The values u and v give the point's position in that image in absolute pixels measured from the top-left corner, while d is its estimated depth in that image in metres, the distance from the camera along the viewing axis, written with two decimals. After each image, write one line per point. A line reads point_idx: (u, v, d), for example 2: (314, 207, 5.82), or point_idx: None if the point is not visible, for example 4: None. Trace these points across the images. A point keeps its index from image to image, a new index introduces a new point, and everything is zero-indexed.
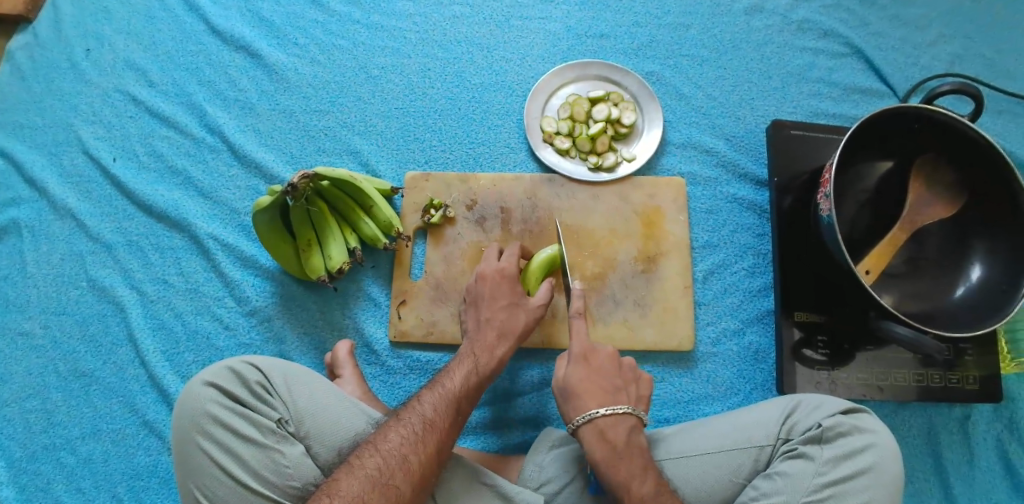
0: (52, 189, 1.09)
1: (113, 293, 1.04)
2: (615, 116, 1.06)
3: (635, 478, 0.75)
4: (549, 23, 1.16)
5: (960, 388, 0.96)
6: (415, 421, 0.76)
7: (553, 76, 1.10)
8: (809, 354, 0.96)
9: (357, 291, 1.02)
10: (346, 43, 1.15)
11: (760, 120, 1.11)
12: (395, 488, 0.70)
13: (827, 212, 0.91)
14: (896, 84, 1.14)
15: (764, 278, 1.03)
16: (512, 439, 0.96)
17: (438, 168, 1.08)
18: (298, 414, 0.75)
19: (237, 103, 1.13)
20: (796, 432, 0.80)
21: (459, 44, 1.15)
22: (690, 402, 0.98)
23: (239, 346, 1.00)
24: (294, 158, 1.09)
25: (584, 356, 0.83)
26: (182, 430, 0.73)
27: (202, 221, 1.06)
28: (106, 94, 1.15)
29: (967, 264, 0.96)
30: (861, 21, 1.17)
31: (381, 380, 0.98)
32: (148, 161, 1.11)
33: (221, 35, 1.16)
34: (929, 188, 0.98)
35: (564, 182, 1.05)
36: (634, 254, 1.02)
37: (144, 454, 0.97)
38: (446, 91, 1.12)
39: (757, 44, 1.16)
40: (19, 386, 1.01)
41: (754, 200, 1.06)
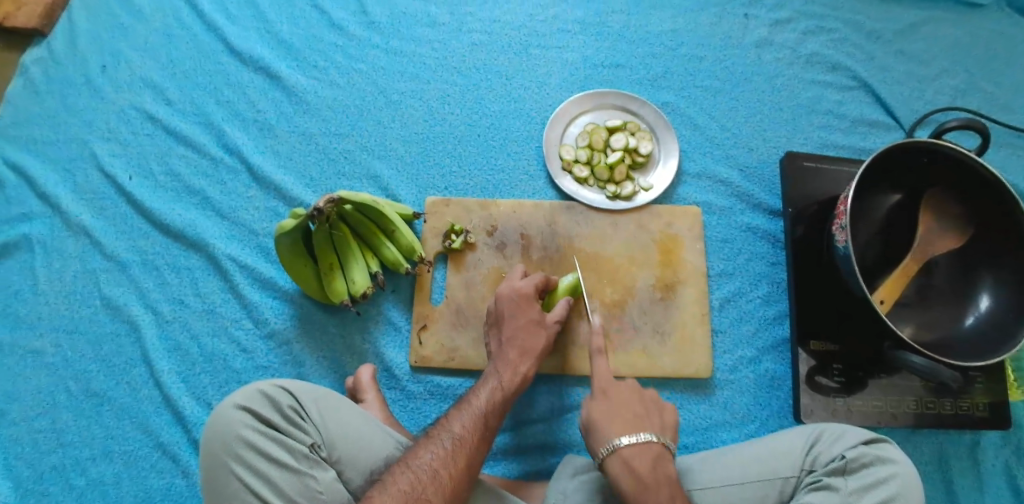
0: (67, 205, 1.08)
1: (128, 312, 1.03)
2: (633, 145, 1.08)
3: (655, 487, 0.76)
4: (566, 53, 1.18)
5: (971, 415, 0.98)
6: (445, 437, 0.77)
7: (571, 105, 1.12)
8: (824, 382, 0.98)
9: (377, 315, 1.02)
10: (366, 67, 1.16)
11: (772, 151, 1.14)
12: (429, 503, 0.71)
13: (844, 244, 0.93)
14: (902, 117, 1.17)
15: (779, 306, 1.05)
16: (531, 465, 0.96)
17: (458, 193, 1.09)
18: (330, 439, 0.76)
19: (256, 124, 1.13)
20: (819, 463, 0.82)
21: (478, 71, 1.17)
22: (708, 428, 0.99)
23: (257, 369, 1.00)
24: (314, 180, 1.10)
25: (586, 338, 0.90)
26: (214, 455, 0.73)
27: (219, 241, 1.06)
28: (122, 111, 1.15)
29: (975, 295, 0.98)
30: (867, 56, 1.21)
31: (401, 405, 0.98)
32: (165, 180, 1.11)
33: (240, 56, 1.17)
34: (937, 222, 1.01)
35: (583, 209, 1.06)
36: (652, 281, 1.03)
37: (157, 477, 0.96)
38: (465, 117, 1.14)
39: (768, 77, 1.19)
40: (28, 406, 0.99)
41: (768, 229, 1.08)
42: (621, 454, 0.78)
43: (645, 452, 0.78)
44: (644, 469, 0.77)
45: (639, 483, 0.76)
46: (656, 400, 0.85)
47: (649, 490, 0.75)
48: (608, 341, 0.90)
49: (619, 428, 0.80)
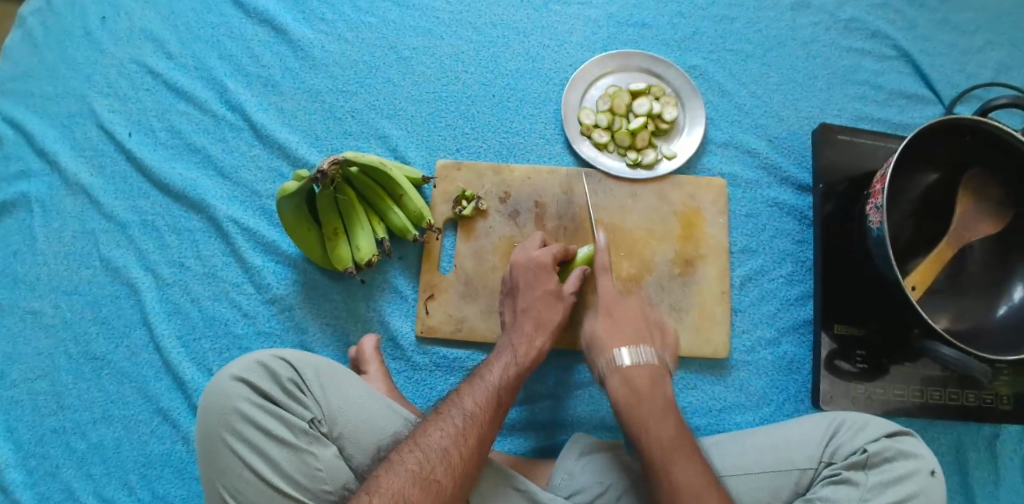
0: (65, 162, 1.03)
1: (127, 274, 0.99)
2: (657, 111, 1.01)
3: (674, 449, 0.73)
4: (589, 10, 1.11)
5: (992, 408, 0.93)
6: (455, 415, 0.74)
7: (592, 66, 1.05)
8: (845, 366, 0.94)
9: (383, 283, 0.98)
10: (376, 21, 1.09)
11: (804, 122, 1.07)
12: (437, 483, 0.68)
13: (879, 225, 0.87)
14: (943, 90, 1.10)
15: (803, 286, 1.00)
16: (539, 442, 0.93)
17: (470, 157, 1.03)
18: (331, 413, 0.73)
19: (260, 80, 1.07)
20: (839, 456, 0.80)
21: (495, 27, 1.09)
22: (722, 410, 0.96)
23: (258, 335, 0.97)
24: (319, 140, 1.04)
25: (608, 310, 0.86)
26: (210, 429, 0.70)
27: (221, 202, 1.01)
28: (121, 65, 1.08)
29: (1010, 283, 0.93)
30: (909, 23, 1.13)
31: (406, 376, 0.95)
32: (166, 137, 1.05)
33: (244, 7, 1.10)
34: (977, 205, 0.95)
35: (601, 178, 1.01)
36: (671, 256, 0.98)
37: (157, 443, 0.94)
38: (480, 76, 1.07)
39: (803, 42, 1.11)
40: (28, 367, 0.96)
41: (795, 205, 1.03)
42: (642, 418, 0.76)
43: (664, 419, 0.76)
44: (665, 433, 0.75)
45: (660, 446, 0.74)
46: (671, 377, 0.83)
47: (672, 450, 0.73)
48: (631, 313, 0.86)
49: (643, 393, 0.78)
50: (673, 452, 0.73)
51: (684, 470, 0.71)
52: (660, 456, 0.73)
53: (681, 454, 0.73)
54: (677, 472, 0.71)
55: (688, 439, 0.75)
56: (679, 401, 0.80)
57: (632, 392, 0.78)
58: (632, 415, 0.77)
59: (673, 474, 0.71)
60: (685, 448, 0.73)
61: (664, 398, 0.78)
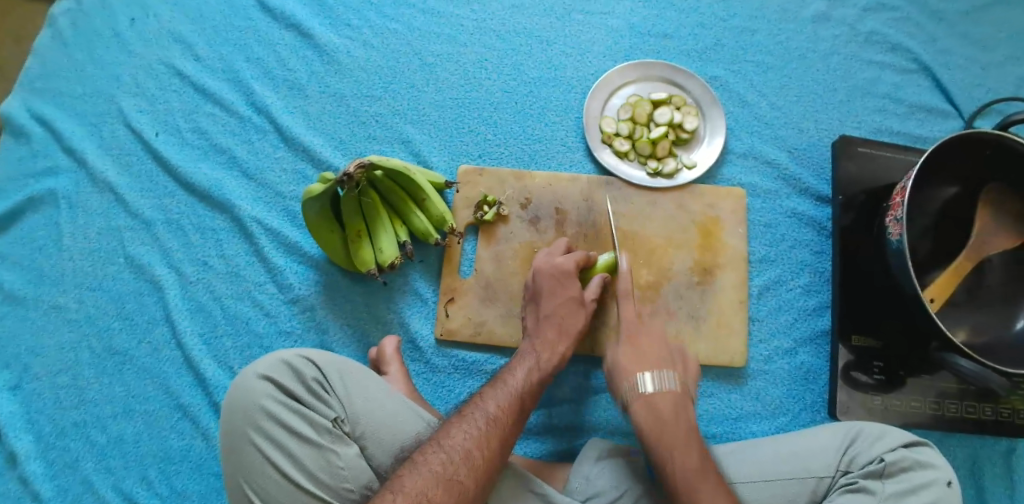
0: (92, 160, 1.05)
1: (151, 272, 1.00)
2: (678, 120, 1.02)
3: (658, 371, 0.83)
4: (611, 19, 1.12)
5: (1013, 422, 0.93)
6: (478, 417, 0.75)
7: (614, 75, 1.06)
8: (862, 378, 0.94)
9: (404, 285, 0.99)
10: (401, 27, 1.10)
11: (824, 134, 1.08)
12: (460, 484, 0.70)
13: (899, 237, 0.87)
14: (962, 105, 1.11)
15: (820, 297, 1.01)
16: (556, 447, 0.94)
17: (491, 163, 1.04)
18: (355, 414, 0.74)
19: (285, 83, 1.08)
20: (856, 464, 0.81)
21: (518, 35, 1.11)
22: (738, 419, 0.96)
23: (279, 334, 0.98)
24: (343, 143, 1.05)
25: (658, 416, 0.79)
26: (235, 426, 0.72)
27: (245, 203, 1.02)
28: (149, 65, 1.10)
29: None
30: (930, 37, 1.14)
31: (424, 378, 0.96)
32: (191, 138, 1.06)
33: (271, 11, 1.12)
34: (995, 220, 0.97)
35: (621, 186, 1.01)
36: (690, 265, 0.99)
37: (177, 439, 0.95)
38: (502, 83, 1.08)
39: (823, 55, 1.12)
40: (51, 360, 0.98)
41: (815, 216, 1.03)
42: (631, 331, 0.88)
43: (653, 336, 0.88)
44: (649, 347, 0.87)
45: (638, 349, 0.86)
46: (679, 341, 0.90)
47: (650, 358, 0.85)
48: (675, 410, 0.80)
49: (639, 331, 0.88)
50: (652, 360, 0.85)
51: (662, 378, 0.83)
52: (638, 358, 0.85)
53: (655, 361, 0.85)
54: (654, 379, 0.83)
55: (672, 358, 0.87)
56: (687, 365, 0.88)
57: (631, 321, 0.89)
58: (628, 330, 0.88)
59: (648, 382, 0.83)
60: (662, 360, 0.85)
61: (655, 328, 0.88)
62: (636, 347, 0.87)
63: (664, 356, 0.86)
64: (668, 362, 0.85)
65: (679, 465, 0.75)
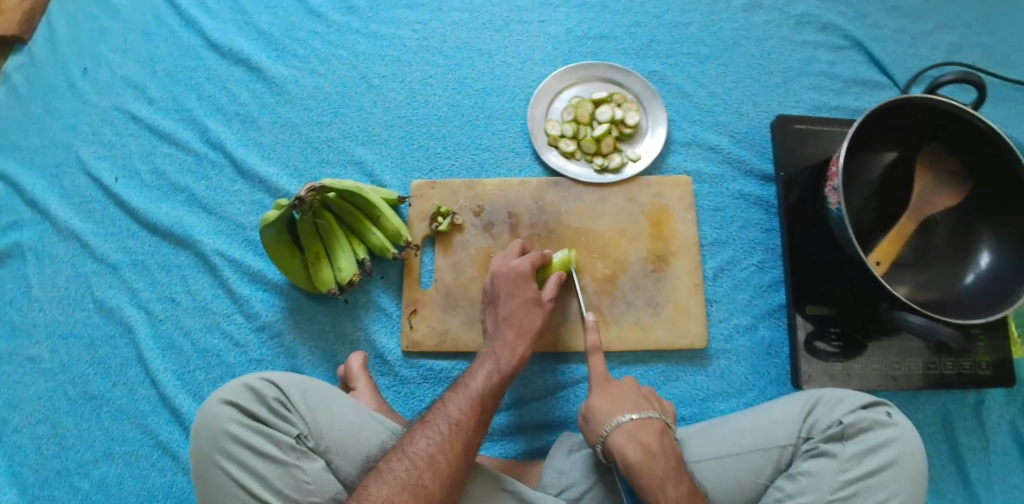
0: (55, 210, 1.07)
1: (121, 314, 1.02)
2: (619, 117, 1.05)
3: (671, 479, 0.74)
4: (548, 26, 1.15)
5: (973, 374, 0.96)
6: (440, 422, 0.77)
7: (554, 79, 1.09)
8: (822, 346, 0.96)
9: (367, 302, 1.01)
10: (346, 53, 1.14)
11: (763, 116, 1.11)
12: (426, 488, 0.71)
13: (837, 206, 0.90)
14: (896, 74, 1.14)
15: (774, 273, 1.03)
16: (530, 445, 0.96)
17: (443, 175, 1.07)
18: (317, 428, 0.76)
19: (238, 117, 1.11)
20: (817, 430, 0.82)
21: (459, 50, 1.14)
22: (706, 399, 0.98)
23: (250, 362, 1.00)
24: (297, 170, 1.08)
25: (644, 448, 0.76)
26: (201, 449, 0.73)
27: (207, 237, 1.04)
28: (104, 112, 1.13)
29: (975, 252, 0.96)
30: (859, 14, 1.18)
31: (395, 390, 0.98)
32: (150, 179, 1.09)
33: (218, 48, 1.15)
34: (933, 181, 0.99)
35: (570, 185, 1.04)
36: (644, 254, 1.01)
37: (158, 475, 0.96)
38: (448, 97, 1.12)
39: (757, 40, 1.16)
40: (29, 411, 0.99)
41: (761, 195, 1.06)
42: (626, 428, 0.78)
43: (650, 427, 0.79)
44: (651, 442, 0.77)
45: (646, 453, 0.76)
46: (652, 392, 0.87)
47: (659, 459, 0.75)
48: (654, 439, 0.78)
49: (625, 407, 0.81)
50: (660, 462, 0.75)
51: (676, 487, 0.73)
52: (647, 464, 0.75)
53: (667, 464, 0.75)
54: (671, 493, 0.73)
55: (671, 449, 0.78)
56: (662, 404, 0.86)
57: (613, 407, 0.81)
58: (619, 427, 0.79)
59: (669, 496, 0.73)
60: (671, 459, 0.76)
61: (645, 412, 0.81)
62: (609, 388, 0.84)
63: (638, 395, 0.84)
64: (675, 461, 0.76)
65: (673, 499, 0.72)
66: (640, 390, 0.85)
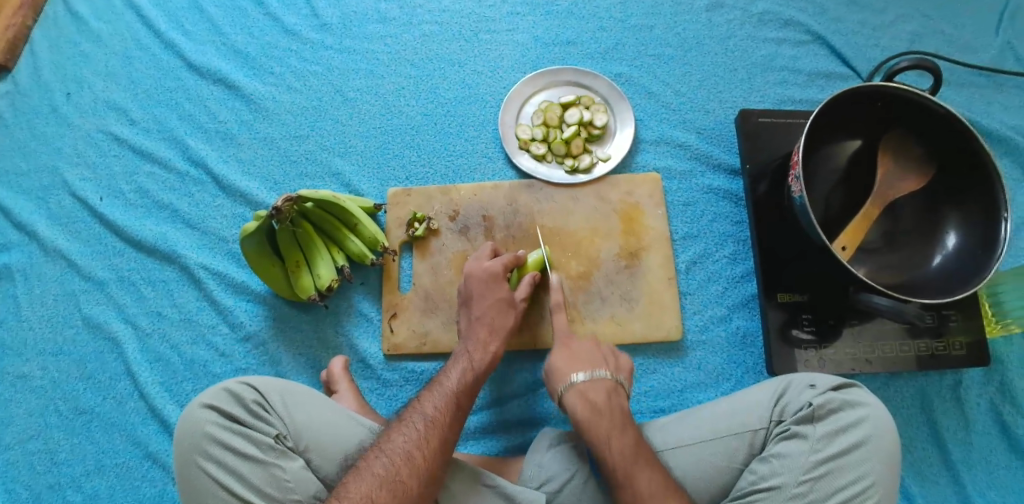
0: (43, 232, 1.10)
1: (108, 329, 1.05)
2: (587, 118, 1.08)
3: (615, 432, 0.79)
4: (517, 35, 1.19)
5: (948, 355, 0.98)
6: (417, 420, 0.79)
7: (523, 85, 1.13)
8: (795, 333, 0.98)
9: (348, 308, 1.04)
10: (321, 69, 1.17)
11: (729, 112, 1.14)
12: (404, 484, 0.73)
13: (800, 194, 0.92)
14: (858, 66, 1.17)
15: (746, 264, 1.05)
16: (512, 442, 0.97)
17: (419, 182, 1.10)
18: (296, 428, 0.78)
19: (218, 134, 1.15)
20: (788, 413, 0.84)
21: (431, 61, 1.18)
22: (684, 390, 1.00)
23: (236, 371, 1.02)
24: (277, 184, 1.11)
25: (593, 405, 0.81)
26: (183, 454, 0.75)
27: (191, 251, 1.07)
28: (89, 135, 1.16)
29: (942, 233, 0.98)
30: (819, 9, 1.21)
31: (378, 394, 0.99)
32: (135, 198, 1.12)
33: (197, 69, 1.18)
34: (897, 163, 0.99)
35: (543, 186, 1.07)
36: (617, 250, 1.04)
37: (149, 487, 0.98)
38: (421, 107, 1.15)
39: (720, 39, 1.19)
40: (21, 429, 1.01)
41: (729, 189, 1.09)
42: (577, 388, 0.83)
43: (600, 386, 0.83)
44: (599, 400, 0.82)
45: (593, 410, 0.81)
46: (611, 346, 0.91)
47: (605, 415, 0.80)
48: (602, 397, 0.82)
49: (579, 366, 0.86)
50: (606, 417, 0.80)
51: (620, 438, 0.78)
52: (593, 420, 0.80)
53: (612, 419, 0.80)
54: (616, 444, 0.78)
55: (619, 406, 0.82)
56: (619, 360, 0.89)
57: (568, 367, 0.86)
58: (572, 386, 0.84)
59: (612, 447, 0.77)
60: (617, 415, 0.80)
61: (597, 371, 0.85)
62: (570, 350, 0.89)
63: (596, 355, 0.88)
64: (621, 416, 0.81)
65: (616, 450, 0.77)
66: (597, 349, 0.89)
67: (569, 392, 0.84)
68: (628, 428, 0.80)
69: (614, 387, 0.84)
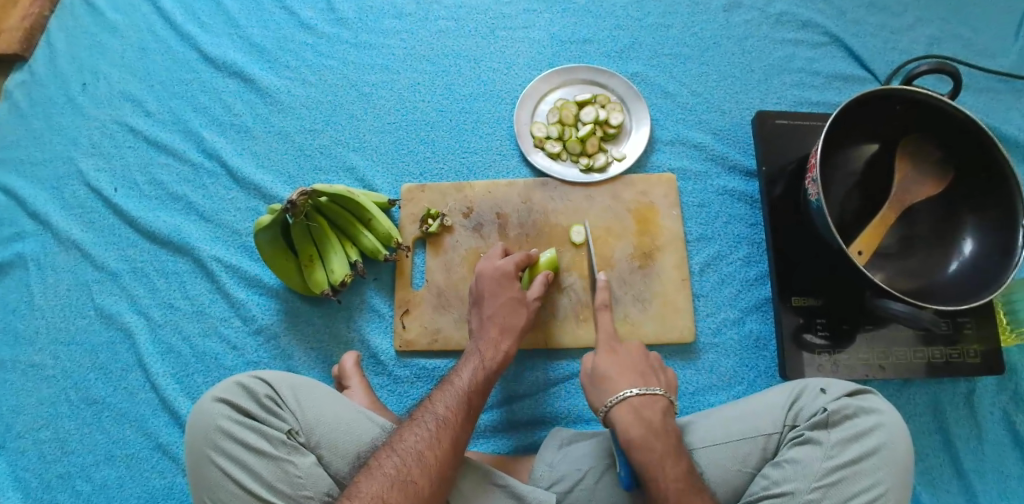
0: (57, 222, 1.10)
1: (120, 320, 1.05)
2: (603, 117, 1.08)
3: (670, 456, 0.76)
4: (533, 32, 1.18)
5: (962, 362, 0.97)
6: (429, 420, 0.79)
7: (539, 83, 1.12)
8: (809, 338, 0.97)
9: (361, 303, 1.04)
10: (336, 63, 1.17)
11: (745, 113, 1.13)
12: (415, 484, 0.73)
13: (817, 198, 0.92)
14: (876, 69, 1.16)
15: (760, 267, 1.05)
16: (522, 441, 0.97)
17: (433, 179, 1.10)
18: (307, 424, 0.78)
19: (233, 127, 1.15)
20: (802, 418, 0.83)
21: (446, 57, 1.17)
22: (696, 393, 0.99)
23: (248, 364, 1.02)
24: (291, 178, 1.11)
25: (649, 426, 0.79)
26: (196, 448, 0.75)
27: (204, 244, 1.07)
28: (104, 126, 1.16)
29: (959, 239, 0.97)
30: (838, 11, 1.20)
31: (389, 389, 1.00)
32: (149, 189, 1.12)
33: (212, 62, 1.18)
34: (914, 169, 0.99)
35: (557, 185, 1.06)
36: (631, 250, 1.03)
37: (158, 478, 0.98)
38: (436, 103, 1.14)
39: (738, 40, 1.18)
40: (32, 417, 1.02)
41: (745, 191, 1.08)
42: (630, 404, 0.81)
43: (655, 405, 0.81)
44: (653, 420, 0.80)
45: (648, 431, 0.78)
46: (659, 362, 0.90)
47: (660, 437, 0.78)
48: (654, 416, 0.80)
49: (630, 382, 0.84)
50: (660, 439, 0.78)
51: (674, 464, 0.76)
52: (647, 441, 0.77)
53: (667, 442, 0.78)
54: (669, 469, 0.75)
55: (672, 427, 0.80)
56: (665, 377, 0.88)
57: (620, 382, 0.84)
58: (624, 402, 0.81)
59: (668, 473, 0.75)
60: (671, 437, 0.78)
61: (650, 388, 0.83)
62: (615, 360, 0.87)
63: (642, 368, 0.87)
64: (675, 440, 0.78)
65: (671, 475, 0.74)
66: (645, 362, 0.87)
67: (616, 409, 0.81)
68: (679, 451, 0.77)
69: (667, 407, 0.82)
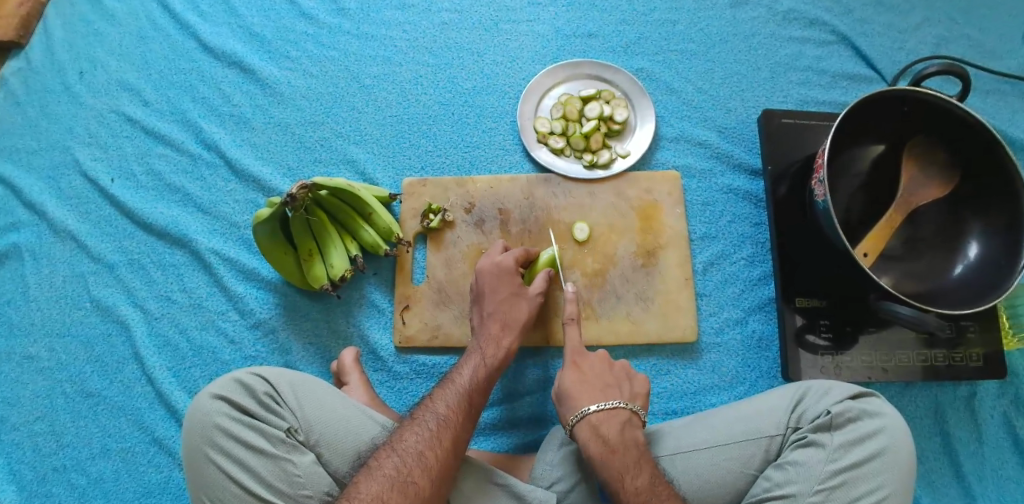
0: (53, 212, 1.09)
1: (117, 312, 1.03)
2: (608, 113, 1.06)
3: (629, 471, 0.76)
4: (537, 25, 1.17)
5: (965, 366, 0.96)
6: (429, 419, 0.78)
7: (543, 77, 1.11)
8: (812, 339, 0.97)
9: (360, 298, 1.02)
10: (337, 54, 1.15)
11: (751, 111, 1.12)
12: (415, 485, 0.72)
13: (823, 198, 0.91)
14: (883, 68, 1.15)
15: (763, 267, 1.04)
16: (521, 439, 0.96)
17: (435, 173, 1.09)
18: (307, 422, 0.76)
19: (232, 118, 1.13)
20: (806, 420, 0.83)
21: (449, 50, 1.16)
22: (697, 393, 0.99)
23: (246, 359, 1.01)
24: (291, 170, 1.10)
25: (605, 442, 0.79)
26: (193, 446, 0.74)
27: (202, 236, 1.06)
28: (101, 115, 1.14)
29: (965, 242, 0.96)
30: (845, 9, 1.18)
31: (388, 386, 0.99)
32: (147, 180, 1.11)
33: (212, 51, 1.16)
34: (922, 171, 0.98)
35: (560, 181, 1.05)
36: (634, 249, 1.02)
37: (155, 472, 0.97)
38: (438, 96, 1.13)
39: (744, 36, 1.17)
40: (27, 410, 1.01)
41: (749, 190, 1.07)
42: (589, 421, 0.81)
43: (612, 418, 0.81)
44: (611, 434, 0.80)
45: (605, 447, 0.78)
46: (626, 370, 0.88)
47: (617, 452, 0.78)
48: (614, 430, 0.80)
49: (591, 396, 0.83)
50: (619, 455, 0.78)
51: (634, 478, 0.75)
52: (604, 457, 0.77)
53: (627, 456, 0.77)
54: (630, 484, 0.75)
55: (633, 439, 0.80)
56: (634, 386, 0.87)
57: (580, 396, 0.84)
58: (583, 418, 0.81)
59: (628, 489, 0.75)
60: (631, 451, 0.78)
61: (610, 401, 0.83)
62: (581, 372, 0.87)
63: (607, 379, 0.86)
64: (635, 453, 0.78)
65: (630, 491, 0.75)
66: (611, 373, 0.87)
67: (579, 426, 0.81)
68: (642, 462, 0.77)
69: (628, 419, 0.82)
